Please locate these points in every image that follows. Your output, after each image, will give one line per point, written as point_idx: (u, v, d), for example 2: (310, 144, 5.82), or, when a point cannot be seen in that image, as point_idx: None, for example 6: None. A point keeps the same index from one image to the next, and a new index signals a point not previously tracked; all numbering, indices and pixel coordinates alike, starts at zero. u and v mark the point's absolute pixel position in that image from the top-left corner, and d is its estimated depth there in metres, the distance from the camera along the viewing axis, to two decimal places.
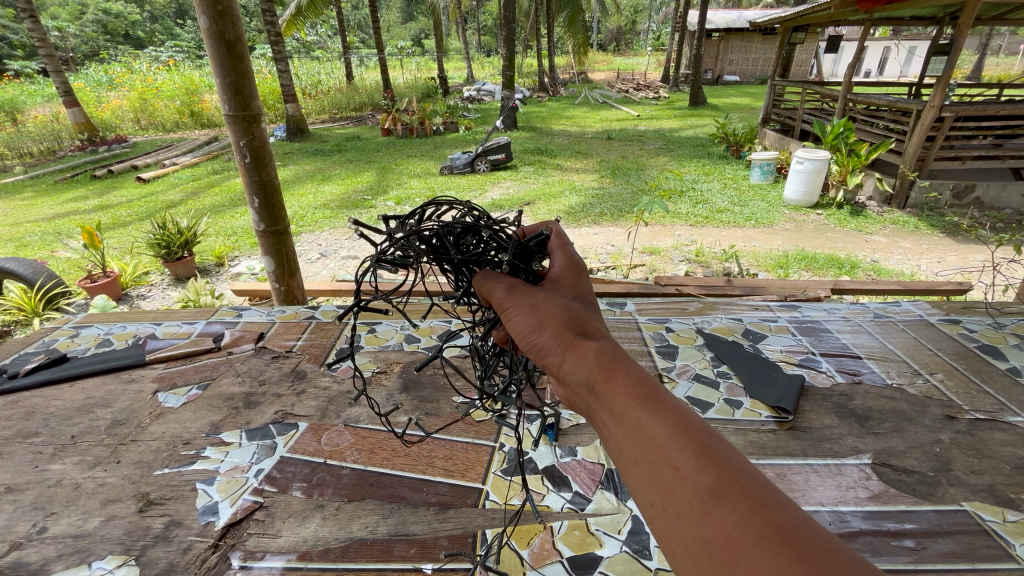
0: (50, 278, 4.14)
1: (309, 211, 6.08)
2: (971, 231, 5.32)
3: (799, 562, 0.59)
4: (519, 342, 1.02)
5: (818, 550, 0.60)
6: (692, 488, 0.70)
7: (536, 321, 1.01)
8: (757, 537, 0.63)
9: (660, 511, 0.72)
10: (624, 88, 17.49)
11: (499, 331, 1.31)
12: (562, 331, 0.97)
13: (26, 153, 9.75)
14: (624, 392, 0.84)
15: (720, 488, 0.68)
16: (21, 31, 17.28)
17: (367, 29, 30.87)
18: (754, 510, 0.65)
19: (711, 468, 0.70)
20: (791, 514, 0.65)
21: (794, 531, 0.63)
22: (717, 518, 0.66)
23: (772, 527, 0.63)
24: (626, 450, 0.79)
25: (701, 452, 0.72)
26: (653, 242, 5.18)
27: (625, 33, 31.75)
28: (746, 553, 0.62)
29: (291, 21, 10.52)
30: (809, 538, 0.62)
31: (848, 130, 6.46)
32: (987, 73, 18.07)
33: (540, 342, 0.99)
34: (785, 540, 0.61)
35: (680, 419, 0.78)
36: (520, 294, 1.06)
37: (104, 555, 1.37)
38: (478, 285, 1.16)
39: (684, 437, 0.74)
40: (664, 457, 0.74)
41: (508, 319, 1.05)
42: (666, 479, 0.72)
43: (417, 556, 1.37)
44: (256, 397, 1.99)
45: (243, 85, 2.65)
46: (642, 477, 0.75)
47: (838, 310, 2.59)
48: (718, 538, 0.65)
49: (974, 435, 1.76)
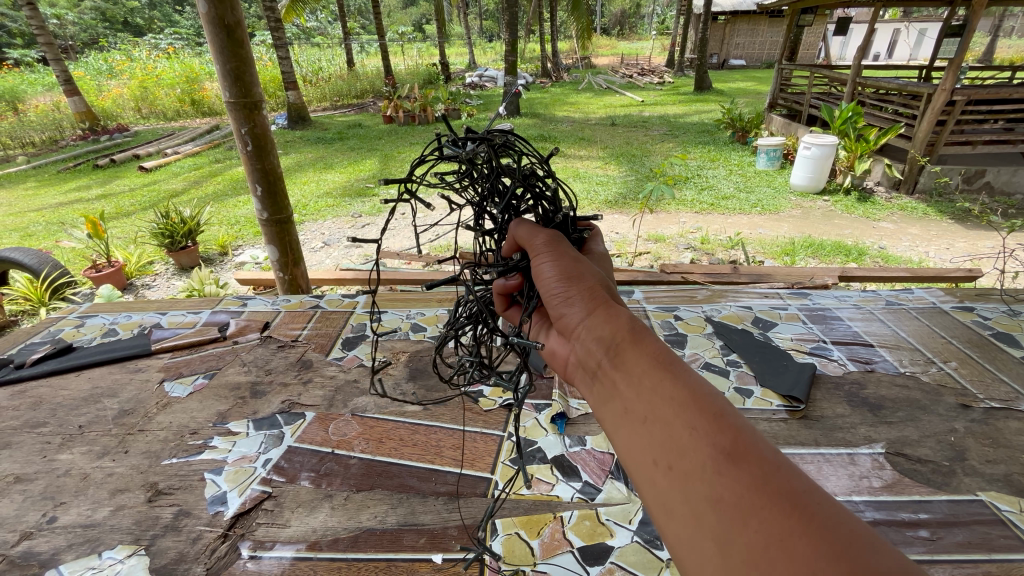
0: (55, 268, 4.12)
1: (312, 200, 6.04)
2: (981, 217, 5.24)
3: (805, 525, 0.58)
4: (544, 293, 1.00)
5: (826, 514, 0.59)
6: (705, 449, 0.68)
7: (567, 274, 0.98)
8: (766, 499, 0.61)
9: (666, 469, 0.70)
10: (628, 73, 17.25)
11: (505, 280, 1.21)
12: (590, 289, 0.96)
13: (28, 143, 9.70)
14: (648, 354, 0.82)
15: (734, 450, 0.67)
16: (20, 18, 17.04)
17: (368, 15, 30.56)
18: (766, 473, 0.64)
19: (727, 431, 0.69)
20: (804, 482, 0.63)
21: (807, 497, 0.61)
22: (727, 478, 0.64)
23: (781, 492, 0.62)
24: (638, 407, 0.78)
25: (716, 415, 0.71)
26: (658, 229, 5.14)
27: (628, 17, 31.26)
28: (753, 513, 0.61)
29: (291, 7, 10.29)
30: (823, 505, 0.60)
31: (857, 114, 6.37)
32: (999, 57, 17.68)
33: (568, 296, 0.97)
34: (795, 505, 0.60)
35: (699, 386, 0.76)
36: (559, 249, 1.03)
37: (114, 546, 1.37)
38: (516, 229, 1.13)
39: (700, 401, 0.73)
40: (680, 418, 0.72)
41: (537, 269, 1.03)
42: (679, 440, 0.71)
43: (427, 546, 1.36)
44: (262, 387, 1.98)
45: (243, 72, 2.60)
46: (652, 435, 0.74)
47: (849, 298, 2.55)
48: (725, 498, 0.64)
49: (989, 424, 1.74)
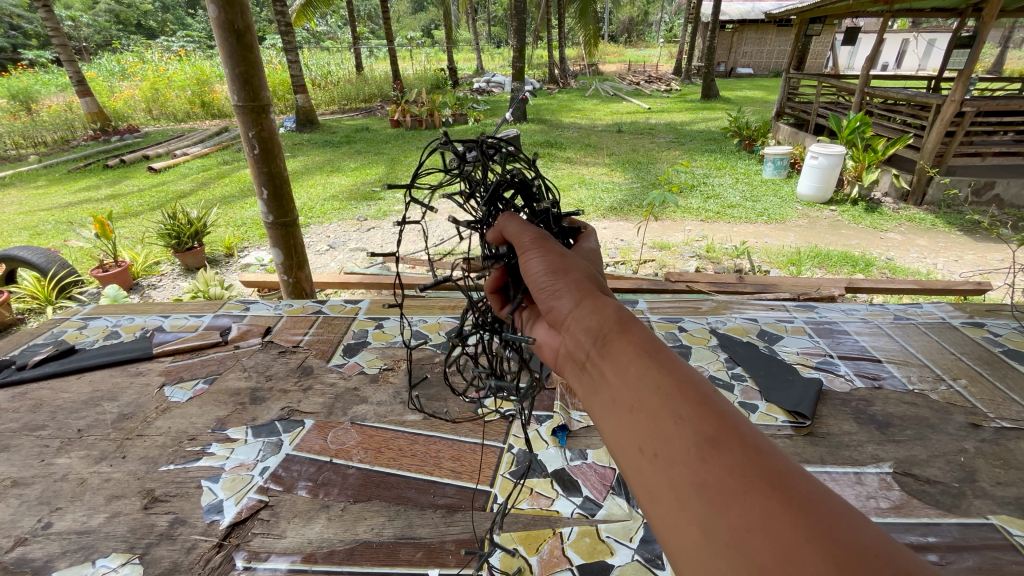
0: (63, 267, 4.17)
1: (317, 203, 6.07)
2: (990, 230, 5.17)
3: (786, 504, 0.56)
4: (533, 288, 0.98)
5: (810, 495, 0.58)
6: (691, 436, 0.66)
7: (555, 268, 0.98)
8: (749, 482, 0.59)
9: (650, 457, 0.68)
10: (635, 81, 17.32)
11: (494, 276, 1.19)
12: (578, 281, 0.96)
13: (40, 142, 9.86)
14: (635, 344, 0.81)
15: (718, 436, 0.65)
16: (35, 20, 17.29)
17: (377, 20, 31.00)
18: (751, 457, 0.62)
19: (711, 418, 0.67)
20: (788, 465, 0.62)
21: (789, 479, 0.59)
22: (712, 464, 0.62)
23: (766, 474, 0.60)
24: (624, 395, 0.76)
25: (702, 402, 0.70)
26: (663, 237, 5.11)
27: (636, 25, 31.39)
28: (736, 497, 0.59)
29: (301, 12, 10.40)
30: (805, 488, 0.59)
31: (865, 125, 6.33)
32: (1008, 69, 17.65)
33: (557, 291, 0.96)
34: (777, 488, 0.58)
35: (684, 374, 0.75)
36: (547, 245, 1.02)
37: (108, 554, 1.35)
38: (503, 225, 1.11)
39: (688, 390, 0.72)
40: (666, 406, 0.71)
41: (527, 265, 1.01)
42: (664, 426, 0.69)
43: (423, 561, 1.34)
44: (262, 393, 1.97)
45: (252, 75, 2.60)
46: (637, 423, 0.72)
47: (857, 312, 2.52)
48: (711, 483, 0.61)
49: (1000, 445, 1.70)
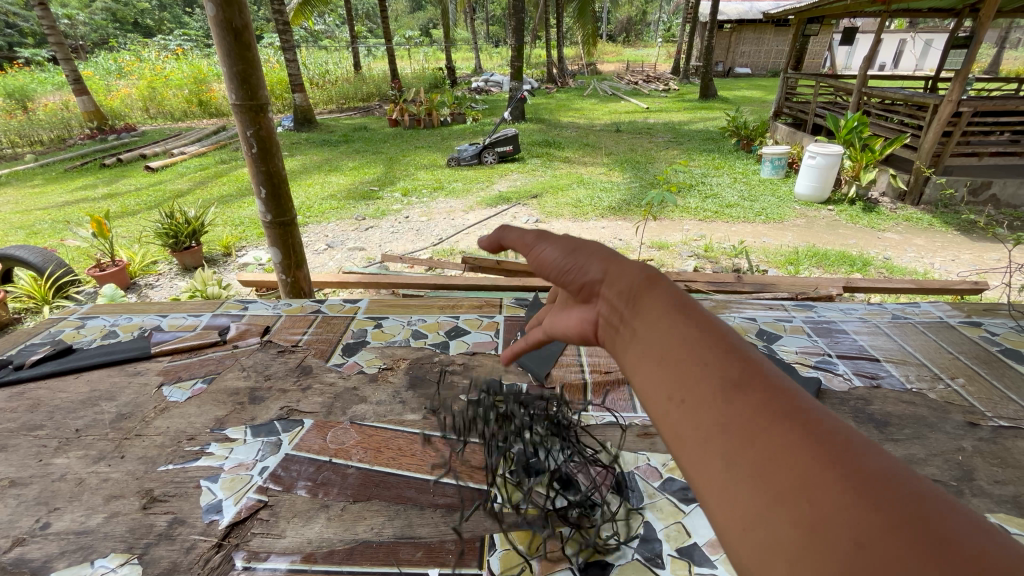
0: (60, 266, 4.16)
1: (315, 202, 6.06)
2: (986, 229, 5.19)
3: (808, 433, 0.59)
4: (547, 270, 0.96)
5: (830, 426, 0.61)
6: (717, 380, 0.68)
7: (570, 245, 0.95)
8: (774, 418, 0.62)
9: (677, 402, 0.70)
10: (634, 81, 17.31)
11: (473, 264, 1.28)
12: (596, 250, 0.95)
13: (37, 141, 9.82)
14: (658, 302, 0.82)
15: (741, 379, 0.67)
16: (31, 18, 17.20)
17: (375, 19, 30.95)
18: (774, 397, 0.65)
19: (735, 363, 0.70)
20: (809, 402, 0.65)
21: (811, 413, 0.62)
22: (737, 403, 0.65)
23: (788, 410, 0.63)
24: (649, 349, 0.78)
25: (725, 350, 0.72)
26: (662, 236, 5.11)
27: (634, 25, 31.40)
28: (761, 431, 0.61)
29: (299, 11, 10.38)
30: (826, 421, 0.61)
31: (862, 125, 6.30)
32: (1004, 70, 17.73)
33: (575, 263, 0.94)
34: (800, 421, 0.61)
35: (708, 327, 0.77)
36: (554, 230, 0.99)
37: (106, 554, 1.35)
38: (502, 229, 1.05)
39: (712, 340, 0.74)
40: (691, 356, 0.73)
41: (537, 252, 0.97)
42: (690, 373, 0.71)
43: (424, 560, 1.34)
44: (261, 393, 1.96)
45: (250, 74, 2.59)
46: (663, 373, 0.74)
47: (855, 311, 2.53)
48: (736, 420, 0.63)
49: (998, 443, 1.70)
